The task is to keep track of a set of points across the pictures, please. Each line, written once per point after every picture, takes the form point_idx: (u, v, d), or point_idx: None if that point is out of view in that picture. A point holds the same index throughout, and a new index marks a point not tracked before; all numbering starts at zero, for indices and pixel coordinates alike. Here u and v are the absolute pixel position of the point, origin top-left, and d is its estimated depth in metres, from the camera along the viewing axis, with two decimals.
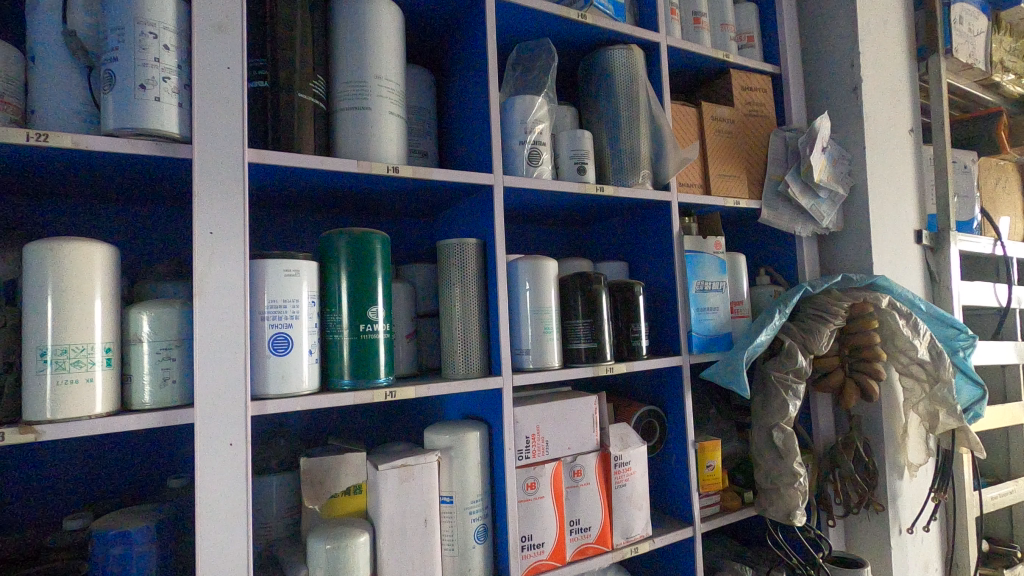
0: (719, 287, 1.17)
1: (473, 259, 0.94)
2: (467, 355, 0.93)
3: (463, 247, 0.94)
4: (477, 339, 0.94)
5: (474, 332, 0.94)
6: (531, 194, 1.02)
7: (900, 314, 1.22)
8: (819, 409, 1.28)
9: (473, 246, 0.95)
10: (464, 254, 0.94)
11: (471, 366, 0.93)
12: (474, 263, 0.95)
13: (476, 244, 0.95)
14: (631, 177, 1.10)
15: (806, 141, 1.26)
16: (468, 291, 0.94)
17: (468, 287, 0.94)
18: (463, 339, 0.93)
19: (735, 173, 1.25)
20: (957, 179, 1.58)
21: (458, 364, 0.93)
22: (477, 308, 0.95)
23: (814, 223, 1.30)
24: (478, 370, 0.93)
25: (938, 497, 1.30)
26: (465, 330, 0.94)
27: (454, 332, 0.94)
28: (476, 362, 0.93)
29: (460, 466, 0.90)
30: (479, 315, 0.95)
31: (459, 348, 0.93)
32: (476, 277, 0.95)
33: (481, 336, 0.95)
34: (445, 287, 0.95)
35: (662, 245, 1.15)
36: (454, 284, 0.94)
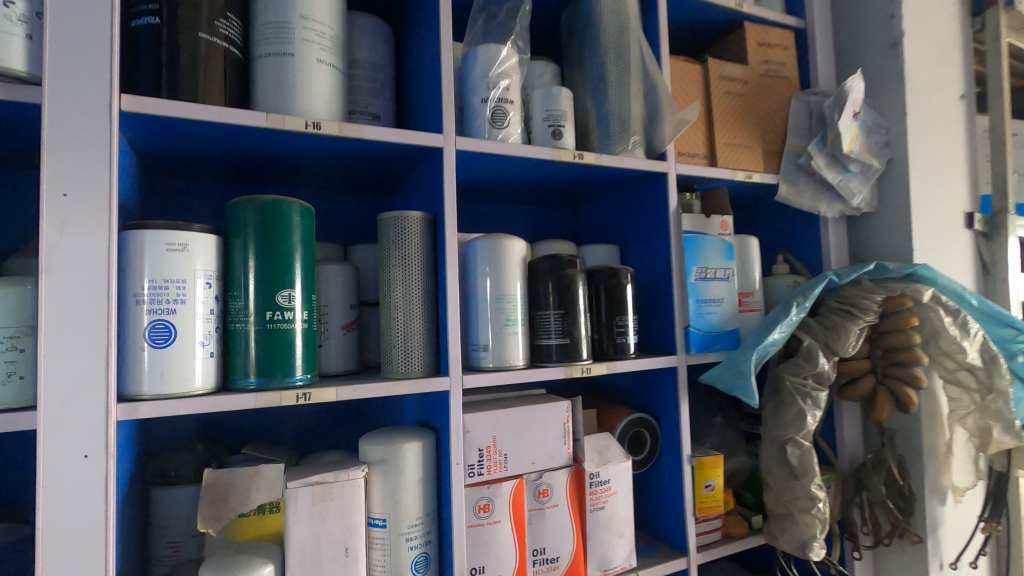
0: (724, 275, 0.99)
1: (417, 235, 0.79)
2: (408, 349, 0.77)
3: (405, 221, 0.78)
4: (421, 331, 0.79)
5: (418, 323, 0.79)
6: (494, 162, 0.87)
7: (946, 310, 1.02)
8: (845, 421, 1.09)
9: (418, 220, 0.79)
10: (406, 229, 0.78)
11: (412, 363, 0.77)
12: (419, 241, 0.79)
13: (421, 218, 0.79)
14: (619, 144, 0.94)
15: (834, 105, 1.07)
16: (411, 273, 0.79)
17: (411, 268, 0.79)
18: (404, 331, 0.78)
19: (747, 142, 1.06)
20: (1017, 155, 1.36)
21: (397, 360, 0.77)
22: (422, 294, 0.79)
23: (843, 202, 1.11)
24: (422, 368, 0.78)
25: (989, 528, 1.09)
26: (407, 320, 0.78)
27: (394, 322, 0.78)
28: (419, 359, 0.78)
29: (394, 483, 0.75)
30: (425, 304, 0.80)
31: (397, 341, 0.77)
32: (421, 257, 0.79)
33: (427, 327, 0.79)
34: (383, 268, 0.79)
35: (656, 225, 0.98)
36: (393, 266, 0.78)
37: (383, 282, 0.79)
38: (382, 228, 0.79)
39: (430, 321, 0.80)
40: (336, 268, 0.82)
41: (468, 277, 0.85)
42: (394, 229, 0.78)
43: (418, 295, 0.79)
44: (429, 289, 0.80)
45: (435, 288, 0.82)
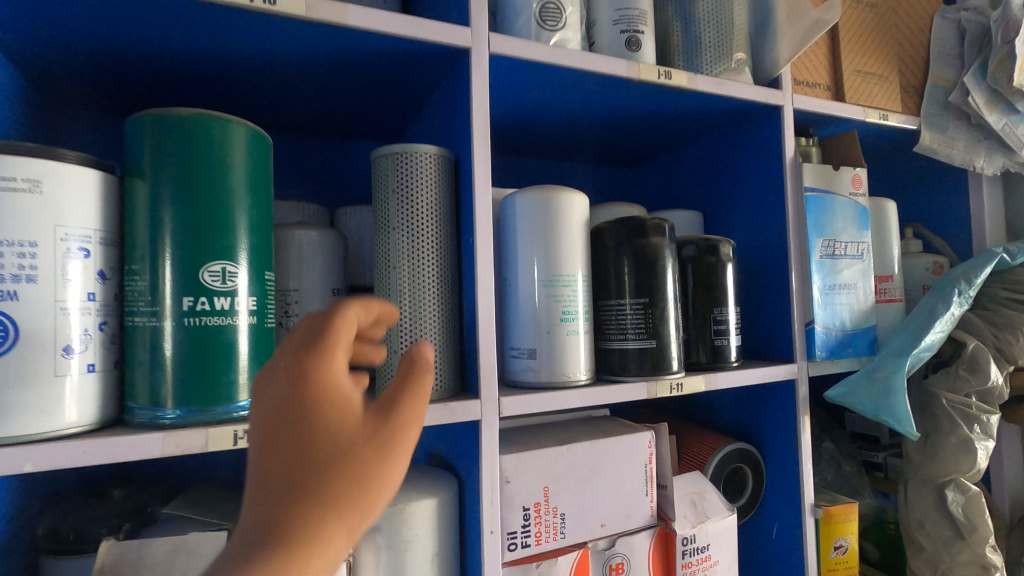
0: (858, 252, 0.71)
1: (432, 182, 0.52)
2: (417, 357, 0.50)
3: (412, 160, 0.51)
4: (436, 330, 0.52)
5: (433, 317, 0.52)
6: (543, 83, 0.59)
7: None
8: (1006, 450, 0.81)
9: (432, 160, 0.52)
10: (415, 173, 0.52)
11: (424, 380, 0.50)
12: (433, 191, 0.52)
13: (438, 158, 0.53)
14: (719, 65, 0.66)
15: (999, 23, 0.77)
16: (422, 239, 0.51)
17: (423, 231, 0.52)
18: (411, 329, 0.51)
19: (881, 71, 0.78)
20: None
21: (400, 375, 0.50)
22: (439, 272, 0.52)
23: (1005, 155, 0.82)
24: (439, 387, 0.51)
25: None
26: (415, 314, 0.51)
27: (395, 314, 0.51)
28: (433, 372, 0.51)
29: (395, 566, 0.48)
30: (442, 289, 0.52)
31: (402, 344, 0.51)
32: (438, 216, 0.53)
33: (444, 324, 0.53)
34: (380, 232, 0.52)
35: (762, 183, 0.71)
36: (394, 228, 0.51)
37: (380, 253, 0.52)
38: (378, 172, 0.52)
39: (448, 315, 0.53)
40: (313, 236, 0.56)
41: (506, 249, 0.58)
42: (397, 172, 0.51)
43: (433, 274, 0.52)
44: (449, 266, 0.53)
45: (457, 266, 0.55)
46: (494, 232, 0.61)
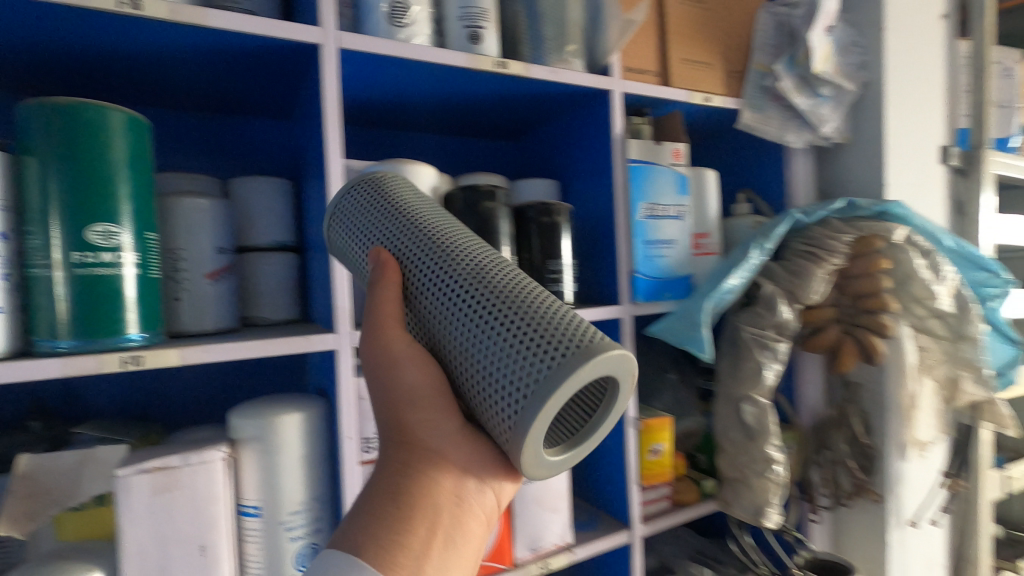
0: (677, 213, 0.86)
1: (358, 192, 0.51)
2: (491, 350, 0.39)
3: (335, 205, 0.53)
4: (502, 300, 0.41)
5: (485, 287, 0.41)
6: (396, 69, 0.70)
7: (920, 252, 0.93)
8: (806, 374, 1.00)
9: (344, 193, 0.52)
10: (335, 209, 0.53)
11: (523, 368, 0.37)
12: (374, 197, 0.50)
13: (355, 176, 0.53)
14: (554, 55, 0.78)
15: (805, 21, 0.93)
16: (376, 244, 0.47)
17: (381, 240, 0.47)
18: (446, 330, 0.42)
19: (705, 58, 0.91)
20: (997, 85, 1.21)
21: (494, 389, 0.39)
22: (429, 249, 0.45)
23: (813, 132, 0.98)
24: (550, 364, 0.36)
25: (952, 485, 1.03)
26: (449, 312, 0.42)
27: (426, 330, 0.45)
28: (528, 350, 0.38)
29: (271, 465, 0.61)
30: (446, 258, 0.44)
31: (468, 352, 0.40)
32: (378, 207, 0.49)
33: (493, 280, 0.42)
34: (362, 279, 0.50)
35: (598, 155, 0.84)
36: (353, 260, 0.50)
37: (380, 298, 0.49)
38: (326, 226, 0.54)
39: (493, 275, 0.42)
40: (198, 203, 0.66)
41: None
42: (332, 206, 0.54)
43: (414, 265, 0.45)
44: (452, 240, 0.46)
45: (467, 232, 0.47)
46: None
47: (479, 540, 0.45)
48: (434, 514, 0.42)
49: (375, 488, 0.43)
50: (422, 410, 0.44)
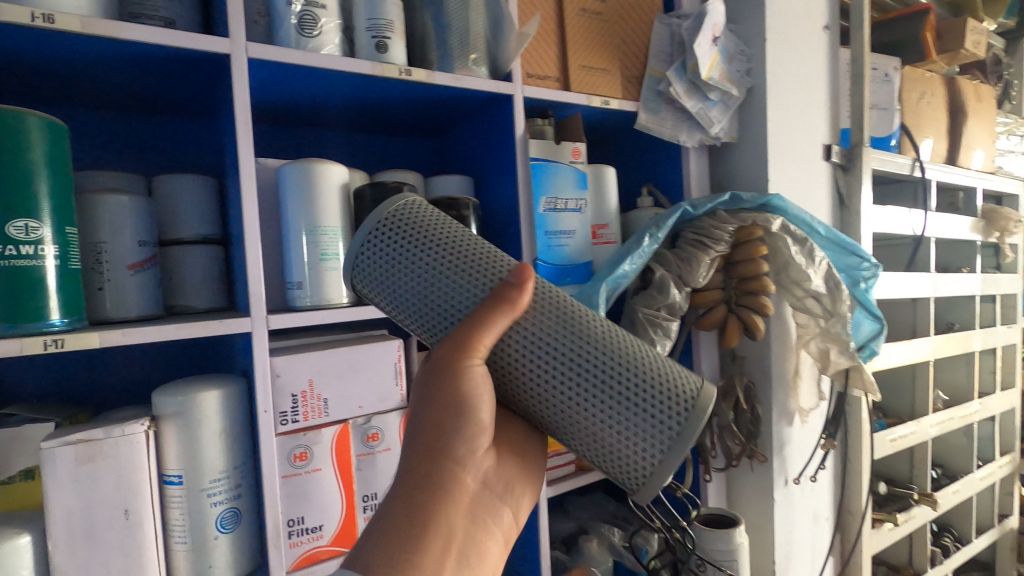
0: (576, 206, 0.96)
1: (421, 215, 0.54)
2: (619, 391, 0.49)
3: (384, 221, 0.53)
4: (621, 350, 0.51)
5: (600, 337, 0.51)
6: (307, 75, 0.77)
7: (794, 239, 1.05)
8: (702, 351, 1.11)
9: (396, 210, 0.54)
10: (381, 221, 0.53)
11: (666, 411, 0.48)
12: (419, 231, 0.53)
13: (403, 197, 0.55)
14: (458, 62, 0.85)
15: (692, 32, 1.03)
16: (457, 270, 0.51)
17: (461, 265, 0.51)
18: (567, 369, 0.50)
19: (603, 66, 1.01)
20: (874, 89, 1.35)
21: (621, 438, 0.48)
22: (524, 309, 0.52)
23: (703, 132, 1.09)
24: (678, 419, 0.48)
25: (829, 445, 1.16)
26: (570, 354, 0.50)
27: (519, 377, 0.51)
28: (665, 397, 0.49)
29: (191, 438, 0.66)
30: (551, 305, 0.53)
31: (591, 404, 0.49)
32: (453, 237, 0.54)
33: (596, 341, 0.51)
34: (403, 308, 0.52)
35: (503, 153, 0.93)
36: (410, 277, 0.51)
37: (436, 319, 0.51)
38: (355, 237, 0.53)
39: (598, 336, 0.51)
40: (118, 200, 0.71)
41: (282, 208, 0.76)
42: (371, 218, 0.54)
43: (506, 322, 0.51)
44: (535, 300, 0.53)
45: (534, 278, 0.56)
46: (273, 193, 0.79)
47: (489, 553, 0.52)
48: (453, 536, 0.48)
49: (398, 505, 0.47)
50: (469, 430, 0.49)
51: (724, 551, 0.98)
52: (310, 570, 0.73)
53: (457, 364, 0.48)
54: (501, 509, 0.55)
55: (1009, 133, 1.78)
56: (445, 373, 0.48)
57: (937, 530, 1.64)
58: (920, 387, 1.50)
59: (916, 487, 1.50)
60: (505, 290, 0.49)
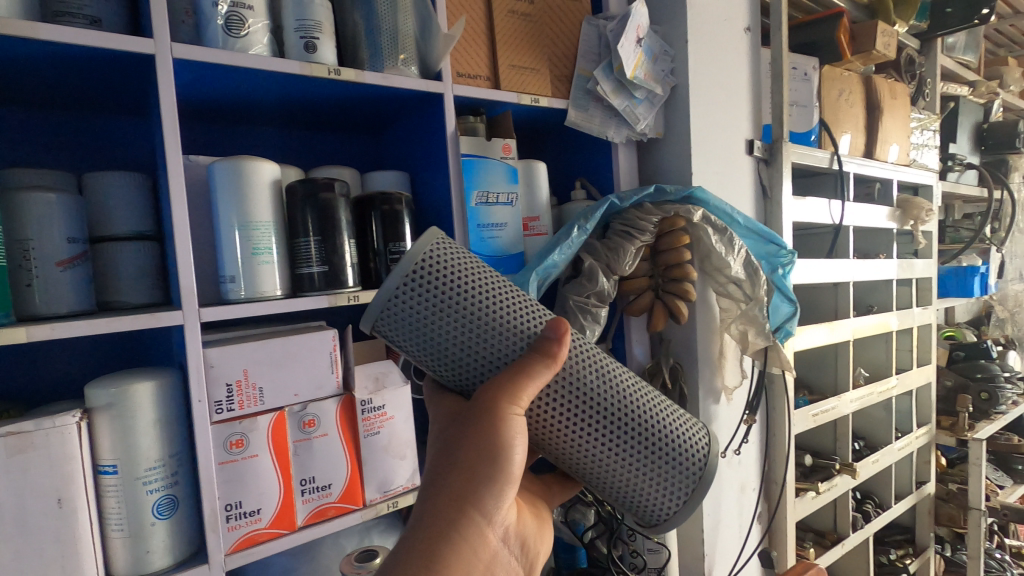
0: (507, 200, 1.00)
1: (449, 261, 0.57)
2: (647, 442, 0.62)
3: (416, 268, 0.55)
4: (645, 403, 0.63)
5: (630, 391, 0.62)
6: (235, 74, 0.79)
7: (714, 229, 1.13)
8: (633, 335, 1.18)
9: (426, 257, 0.56)
10: (413, 271, 0.55)
11: (681, 458, 0.63)
12: (466, 276, 0.57)
13: (426, 237, 0.57)
14: (388, 62, 0.88)
15: (617, 33, 1.08)
16: (492, 321, 0.57)
17: (498, 311, 0.57)
18: (607, 424, 0.61)
19: (532, 65, 1.05)
20: (793, 87, 1.44)
21: (647, 495, 0.63)
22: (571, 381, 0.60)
23: (630, 128, 1.15)
24: (691, 490, 0.63)
25: (751, 420, 1.25)
26: (608, 410, 0.61)
27: (563, 437, 0.60)
28: (680, 446, 0.63)
29: (125, 428, 0.69)
30: (585, 361, 0.61)
31: (627, 469, 0.62)
32: (483, 282, 0.58)
33: (635, 416, 0.61)
34: (445, 345, 0.56)
35: (436, 150, 0.96)
36: (446, 330, 0.56)
37: (466, 363, 0.58)
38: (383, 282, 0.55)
39: (637, 411, 0.62)
40: (45, 197, 0.72)
41: (212, 204, 0.78)
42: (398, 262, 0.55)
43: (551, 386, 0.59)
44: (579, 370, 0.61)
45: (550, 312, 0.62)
46: (204, 189, 0.80)
47: None
48: None
49: (422, 538, 0.48)
50: (498, 481, 0.52)
51: None
52: (249, 552, 0.76)
53: (498, 412, 0.52)
54: (515, 568, 0.56)
55: (924, 128, 1.91)
56: (487, 420, 0.52)
57: (860, 498, 1.78)
58: (842, 366, 1.62)
59: (839, 457, 1.61)
60: (549, 347, 0.54)
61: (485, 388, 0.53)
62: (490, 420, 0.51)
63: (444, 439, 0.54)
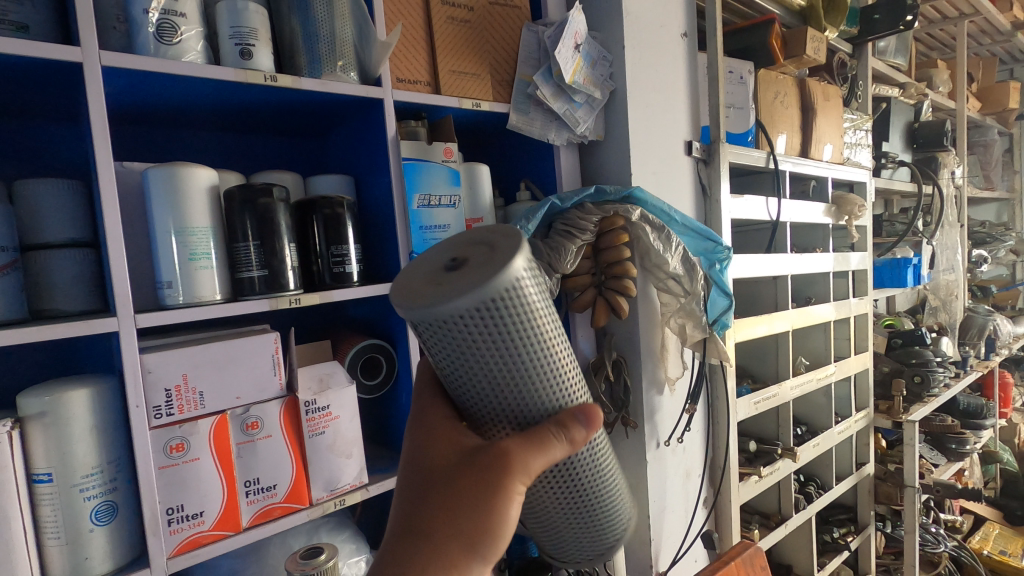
0: (450, 202, 1.03)
1: (525, 300, 0.46)
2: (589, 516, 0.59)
3: (486, 299, 0.44)
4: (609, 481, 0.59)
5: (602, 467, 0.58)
6: (168, 80, 0.79)
7: (652, 227, 1.18)
8: (578, 330, 1.22)
9: (507, 290, 0.44)
10: (486, 303, 0.44)
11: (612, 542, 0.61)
12: (527, 318, 0.47)
13: (516, 264, 0.45)
14: (326, 68, 0.89)
15: (555, 40, 1.12)
16: (530, 379, 0.49)
17: (536, 365, 0.49)
18: (578, 500, 0.57)
19: (472, 70, 1.08)
20: (730, 90, 1.50)
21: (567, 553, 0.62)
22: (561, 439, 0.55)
23: (571, 131, 1.19)
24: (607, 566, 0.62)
25: (692, 409, 1.31)
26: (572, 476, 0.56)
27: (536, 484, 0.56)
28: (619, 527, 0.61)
29: (60, 435, 0.69)
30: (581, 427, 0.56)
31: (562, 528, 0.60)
32: (546, 333, 0.48)
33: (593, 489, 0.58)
34: (468, 369, 0.48)
35: (379, 154, 0.98)
36: (478, 368, 0.48)
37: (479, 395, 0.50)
38: (445, 293, 0.44)
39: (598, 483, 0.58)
40: None
41: (148, 211, 0.78)
42: (474, 279, 0.44)
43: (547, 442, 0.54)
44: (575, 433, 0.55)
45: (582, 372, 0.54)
46: (139, 195, 0.81)
47: None
48: None
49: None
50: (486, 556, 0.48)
51: None
52: (192, 554, 0.77)
53: (503, 492, 0.46)
54: None
55: (856, 128, 2.01)
56: (486, 495, 0.46)
57: (803, 480, 1.87)
58: (782, 355, 1.70)
59: (782, 442, 1.69)
60: (576, 434, 0.47)
61: (491, 456, 0.47)
62: (490, 497, 0.46)
63: (431, 489, 0.48)
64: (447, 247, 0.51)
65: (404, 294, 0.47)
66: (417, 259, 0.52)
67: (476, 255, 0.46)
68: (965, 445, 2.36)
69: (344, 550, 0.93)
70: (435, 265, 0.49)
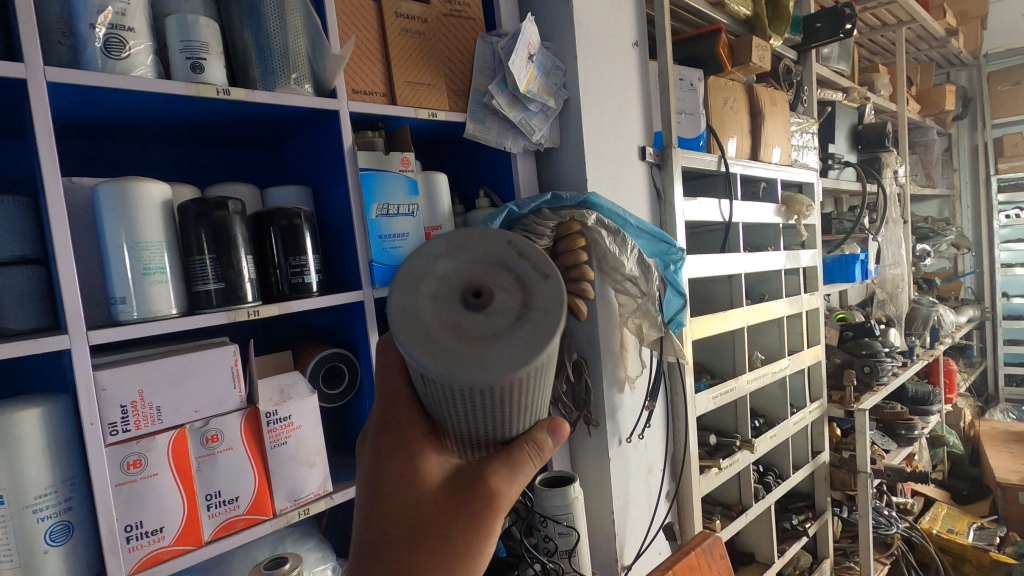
0: (408, 211, 1.05)
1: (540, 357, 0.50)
2: None
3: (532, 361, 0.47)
4: None
5: None
6: (117, 95, 0.78)
7: (607, 231, 1.22)
8: None
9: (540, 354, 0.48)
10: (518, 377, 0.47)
11: None
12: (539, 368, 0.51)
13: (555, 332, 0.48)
14: (280, 81, 0.90)
15: (509, 50, 1.14)
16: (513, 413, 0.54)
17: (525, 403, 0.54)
18: None
19: (428, 81, 1.10)
20: (681, 97, 1.56)
21: None
22: None
23: (526, 139, 1.22)
24: None
25: (651, 406, 1.36)
26: None
27: None
28: None
29: (9, 457, 0.67)
30: None
31: None
32: (543, 381, 0.53)
33: None
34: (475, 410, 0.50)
35: (336, 164, 1.00)
36: (475, 412, 0.51)
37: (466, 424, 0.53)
38: (483, 361, 0.45)
39: None
40: None
41: (98, 227, 0.77)
42: (512, 349, 0.46)
43: None
44: None
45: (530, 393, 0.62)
46: (88, 211, 0.80)
47: None
48: None
49: None
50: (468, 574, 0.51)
51: (560, 505, 1.11)
52: (152, 571, 0.76)
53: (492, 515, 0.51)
54: None
55: (802, 131, 2.10)
56: (477, 532, 0.50)
57: (761, 470, 1.94)
58: (738, 350, 1.76)
59: (740, 434, 1.76)
60: (545, 454, 0.56)
61: (485, 492, 0.51)
62: (482, 526, 0.50)
63: (419, 522, 0.49)
64: (454, 259, 0.49)
65: (424, 339, 0.46)
66: (420, 264, 0.48)
67: (508, 309, 0.47)
68: (913, 431, 2.48)
69: (309, 559, 0.93)
70: (447, 291, 0.48)
